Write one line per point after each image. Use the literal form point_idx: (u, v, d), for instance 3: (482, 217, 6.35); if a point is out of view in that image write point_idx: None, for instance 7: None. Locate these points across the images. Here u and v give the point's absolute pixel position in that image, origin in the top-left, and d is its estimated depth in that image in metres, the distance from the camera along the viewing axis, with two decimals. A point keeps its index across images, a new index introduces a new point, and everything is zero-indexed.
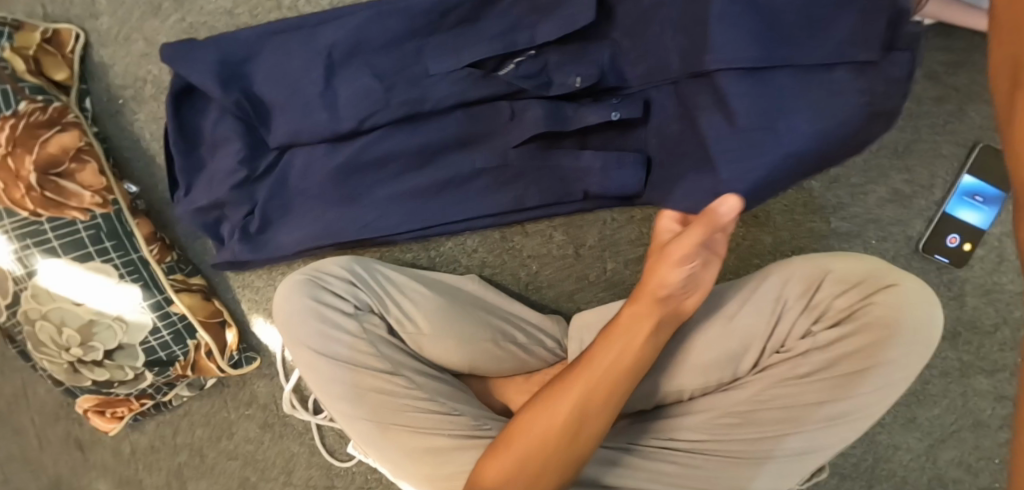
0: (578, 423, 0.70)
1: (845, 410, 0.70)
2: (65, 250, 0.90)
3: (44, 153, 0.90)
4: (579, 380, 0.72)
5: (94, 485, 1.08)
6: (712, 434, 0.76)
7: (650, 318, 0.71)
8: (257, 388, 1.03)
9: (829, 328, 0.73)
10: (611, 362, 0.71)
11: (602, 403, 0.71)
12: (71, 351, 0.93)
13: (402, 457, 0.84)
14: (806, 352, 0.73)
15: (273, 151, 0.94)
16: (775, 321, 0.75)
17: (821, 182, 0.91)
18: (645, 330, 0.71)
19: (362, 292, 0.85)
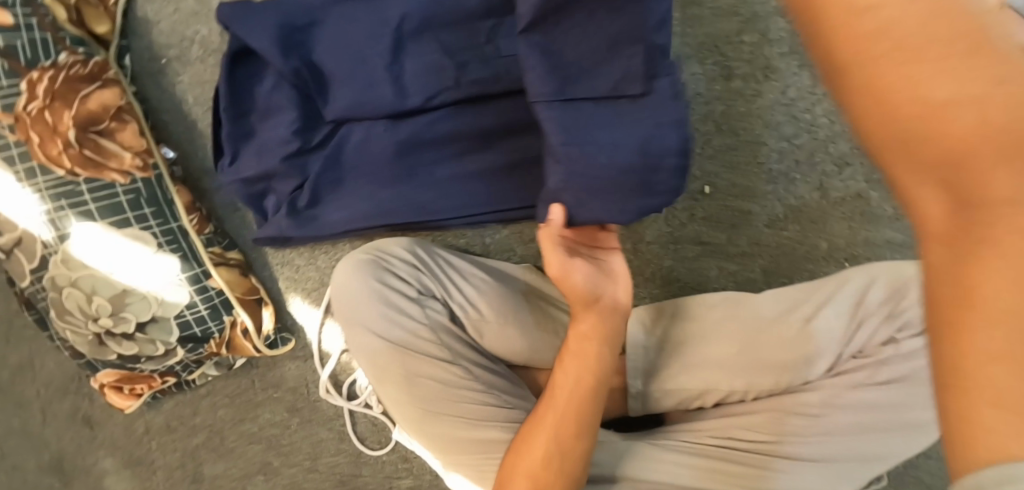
0: (567, 441, 0.74)
1: (925, 419, 0.72)
2: (100, 214, 0.85)
3: (83, 109, 0.85)
4: (551, 404, 0.75)
5: (101, 463, 1.01)
6: (781, 437, 0.75)
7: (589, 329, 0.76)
8: (287, 370, 0.98)
9: (912, 338, 0.73)
10: (574, 384, 0.75)
11: (574, 429, 0.74)
12: (100, 322, 0.87)
13: (450, 450, 0.82)
14: (888, 359, 0.73)
15: (329, 124, 0.90)
16: (854, 328, 0.75)
17: (881, 193, 0.89)
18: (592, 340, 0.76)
19: (426, 276, 0.84)
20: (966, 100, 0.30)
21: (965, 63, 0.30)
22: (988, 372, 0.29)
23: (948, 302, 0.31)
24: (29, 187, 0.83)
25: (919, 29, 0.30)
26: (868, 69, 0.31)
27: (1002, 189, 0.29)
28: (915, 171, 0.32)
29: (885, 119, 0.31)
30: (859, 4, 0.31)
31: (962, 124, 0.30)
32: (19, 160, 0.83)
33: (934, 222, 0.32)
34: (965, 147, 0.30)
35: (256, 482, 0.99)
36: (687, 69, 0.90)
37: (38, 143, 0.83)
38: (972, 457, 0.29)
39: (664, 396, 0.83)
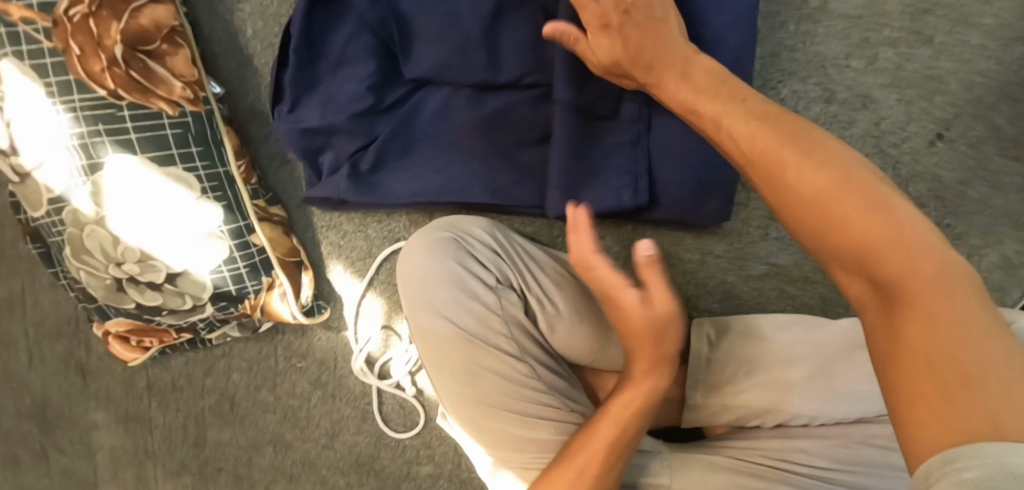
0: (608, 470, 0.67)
1: None
2: (141, 147, 0.75)
3: (133, 24, 0.74)
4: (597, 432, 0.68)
5: (91, 415, 0.95)
6: (840, 462, 0.76)
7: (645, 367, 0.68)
8: (316, 341, 0.91)
9: None
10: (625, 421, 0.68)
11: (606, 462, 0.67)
12: (124, 267, 0.78)
13: (494, 442, 0.77)
14: None
15: (407, 84, 0.82)
16: None
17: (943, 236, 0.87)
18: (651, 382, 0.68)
19: (503, 262, 0.80)
20: (860, 218, 0.44)
21: (852, 196, 0.45)
22: (915, 384, 0.39)
23: (886, 346, 0.42)
24: (62, 105, 0.73)
25: (824, 189, 0.46)
26: (798, 207, 0.47)
27: (899, 268, 0.42)
28: (852, 273, 0.45)
29: (821, 240, 0.46)
30: (771, 159, 0.49)
31: (863, 229, 0.44)
32: (51, 71, 0.72)
33: (866, 307, 0.45)
34: (868, 242, 0.44)
35: (264, 452, 0.94)
36: (789, 85, 0.86)
37: (79, 54, 0.72)
38: (926, 440, 0.37)
39: (723, 411, 0.82)
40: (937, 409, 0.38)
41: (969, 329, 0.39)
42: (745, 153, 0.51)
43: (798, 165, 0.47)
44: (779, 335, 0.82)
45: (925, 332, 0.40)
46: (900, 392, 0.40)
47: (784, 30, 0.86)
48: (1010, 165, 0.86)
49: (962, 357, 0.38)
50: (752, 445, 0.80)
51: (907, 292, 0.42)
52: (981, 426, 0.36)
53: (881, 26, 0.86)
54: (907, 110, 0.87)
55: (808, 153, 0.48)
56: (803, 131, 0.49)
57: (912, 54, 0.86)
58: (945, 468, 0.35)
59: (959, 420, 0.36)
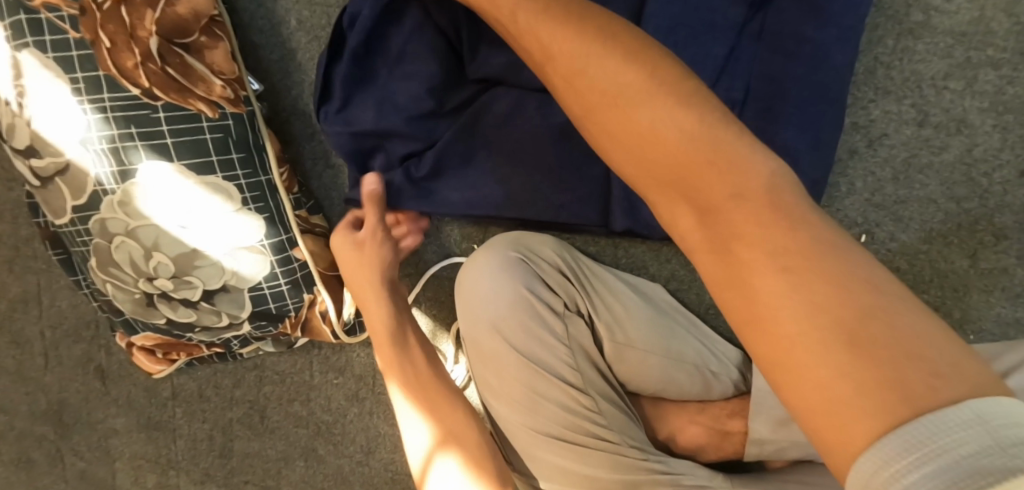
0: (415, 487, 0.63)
1: None
2: (178, 153, 0.67)
3: (171, 13, 0.66)
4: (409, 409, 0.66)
5: (110, 422, 0.89)
6: None
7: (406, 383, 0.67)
8: (355, 356, 0.86)
9: None
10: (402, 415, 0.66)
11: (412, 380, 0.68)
12: (155, 282, 0.71)
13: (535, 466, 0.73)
14: None
15: (470, 85, 0.75)
16: None
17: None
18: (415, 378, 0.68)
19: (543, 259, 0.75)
20: (670, 120, 0.37)
21: (659, 93, 0.38)
22: (795, 355, 0.31)
23: (738, 306, 0.34)
24: (90, 105, 0.65)
25: (620, 82, 0.39)
26: (608, 121, 0.39)
27: (721, 190, 0.36)
28: (671, 201, 0.38)
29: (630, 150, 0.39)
30: (572, 47, 0.41)
31: (677, 137, 0.37)
32: (78, 66, 0.64)
33: (690, 239, 0.37)
34: (686, 161, 0.37)
35: (295, 465, 0.90)
36: (881, 105, 0.81)
37: (109, 47, 0.64)
38: (844, 437, 0.30)
39: (790, 447, 0.77)
40: (833, 379, 0.30)
41: (822, 260, 0.32)
42: (554, 62, 0.42)
43: (603, 70, 0.39)
44: None
45: (775, 274, 0.33)
46: (775, 368, 0.32)
47: (881, 44, 0.80)
48: None
49: (845, 300, 0.31)
50: (816, 480, 0.75)
51: (739, 222, 0.35)
52: (891, 397, 0.29)
53: (985, 44, 0.79)
54: (1003, 137, 0.79)
55: (614, 53, 0.40)
56: (612, 28, 0.42)
57: (1016, 78, 0.78)
58: (882, 478, 0.28)
59: (867, 391, 0.29)
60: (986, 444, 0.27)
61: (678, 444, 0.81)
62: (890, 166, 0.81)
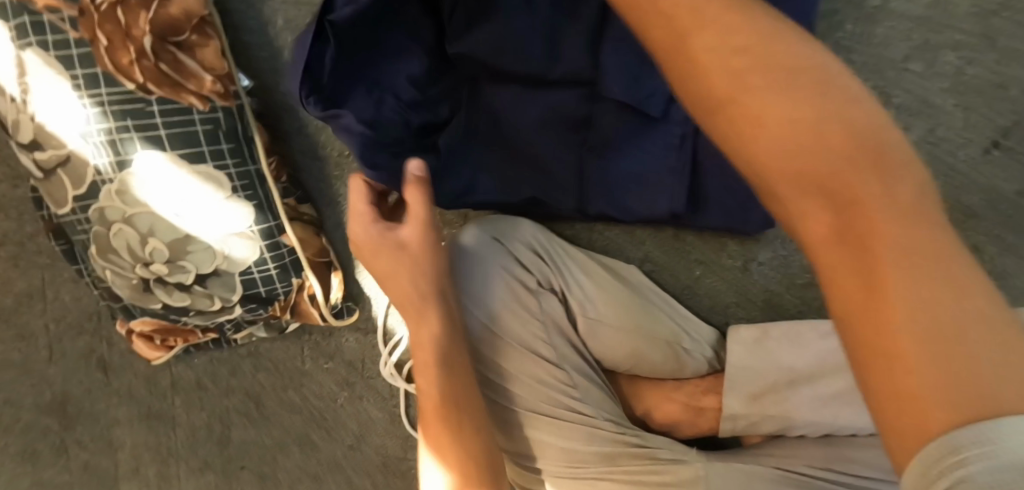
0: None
1: None
2: (171, 143, 0.72)
3: (163, 13, 0.70)
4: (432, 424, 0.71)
5: (112, 412, 0.92)
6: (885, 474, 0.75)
7: (438, 406, 0.70)
8: (345, 342, 0.89)
9: None
10: (434, 435, 0.70)
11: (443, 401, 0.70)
12: (151, 267, 0.75)
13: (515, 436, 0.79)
14: None
15: (452, 78, 0.79)
16: None
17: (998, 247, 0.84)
18: (445, 399, 0.70)
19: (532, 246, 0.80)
20: (806, 109, 0.41)
21: (795, 89, 0.42)
22: (908, 346, 0.34)
23: (857, 287, 0.37)
24: (89, 100, 0.69)
25: (755, 64, 0.42)
26: (746, 103, 0.42)
27: (868, 188, 0.39)
28: (799, 191, 0.40)
29: (757, 134, 0.41)
30: (711, 28, 0.44)
31: (799, 123, 0.41)
32: (78, 63, 0.69)
33: (815, 229, 0.40)
34: (823, 155, 0.40)
35: (289, 452, 0.93)
36: None
37: (107, 46, 0.69)
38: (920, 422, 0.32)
39: (765, 421, 0.80)
40: (933, 372, 0.33)
41: (949, 268, 0.36)
42: (683, 43, 0.45)
43: (734, 51, 0.43)
44: (826, 341, 0.78)
45: (904, 270, 0.36)
46: (884, 353, 0.35)
47: (841, 29, 0.84)
48: None
49: (964, 304, 0.34)
50: (791, 454, 0.79)
51: (878, 222, 0.38)
52: (967, 396, 0.32)
53: (944, 27, 0.82)
54: (966, 116, 0.83)
55: (744, 41, 0.43)
56: (753, 14, 0.45)
57: (976, 59, 0.81)
58: (945, 462, 0.30)
59: (958, 386, 0.32)
60: None
61: (653, 420, 0.85)
62: None
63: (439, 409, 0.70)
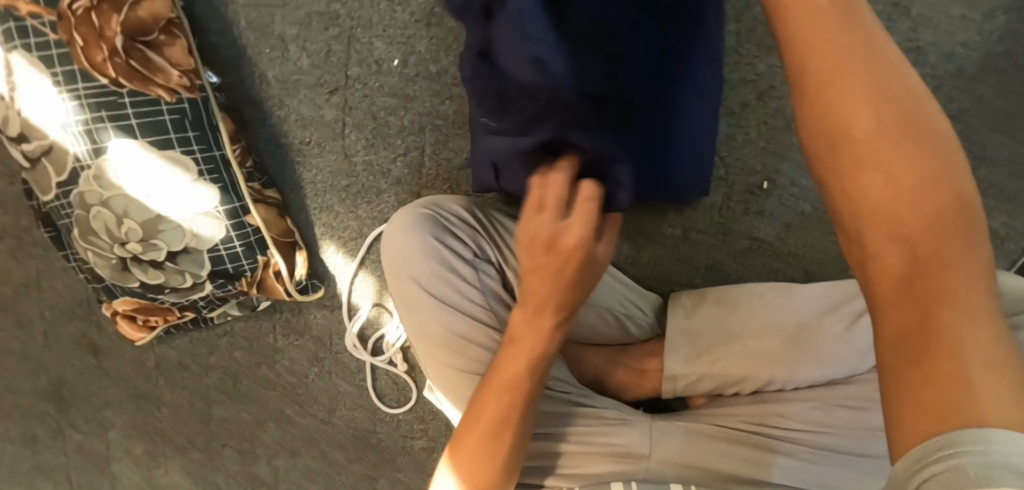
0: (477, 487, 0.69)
1: None
2: (141, 131, 0.79)
3: (132, 16, 0.78)
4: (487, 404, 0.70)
5: (103, 394, 0.99)
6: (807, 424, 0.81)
7: (510, 389, 0.70)
8: (313, 318, 0.96)
9: None
10: (498, 417, 0.69)
11: (514, 386, 0.69)
12: (127, 247, 0.82)
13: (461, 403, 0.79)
14: None
15: (398, 64, 0.87)
16: None
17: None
18: (527, 386, 0.70)
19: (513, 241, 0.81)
20: (906, 171, 0.41)
21: (902, 144, 0.41)
22: (960, 376, 0.36)
23: (911, 328, 0.38)
24: (67, 94, 0.77)
25: (876, 111, 0.42)
26: (857, 147, 0.42)
27: (958, 251, 0.39)
28: (883, 241, 0.41)
29: (856, 185, 0.42)
30: (836, 49, 0.43)
31: (899, 186, 0.41)
32: (58, 62, 0.77)
33: (887, 270, 0.41)
34: (922, 223, 0.40)
35: (267, 428, 0.99)
36: (766, 60, 0.88)
37: (82, 46, 0.77)
38: (931, 421, 0.36)
39: (702, 380, 0.84)
40: (945, 385, 0.36)
41: (979, 331, 0.37)
42: (804, 60, 0.44)
43: (849, 93, 0.42)
44: (759, 302, 0.84)
45: (975, 342, 0.36)
46: (912, 375, 0.38)
47: None
48: (996, 137, 0.90)
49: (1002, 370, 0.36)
50: (730, 412, 0.84)
51: (949, 292, 0.38)
52: (955, 411, 0.35)
53: None
54: None
55: (862, 78, 0.42)
56: (876, 53, 0.43)
57: (891, 28, 0.88)
58: (943, 451, 0.34)
59: (963, 400, 0.35)
60: None
61: (602, 383, 0.89)
62: (783, 115, 0.89)
63: (512, 393, 0.69)
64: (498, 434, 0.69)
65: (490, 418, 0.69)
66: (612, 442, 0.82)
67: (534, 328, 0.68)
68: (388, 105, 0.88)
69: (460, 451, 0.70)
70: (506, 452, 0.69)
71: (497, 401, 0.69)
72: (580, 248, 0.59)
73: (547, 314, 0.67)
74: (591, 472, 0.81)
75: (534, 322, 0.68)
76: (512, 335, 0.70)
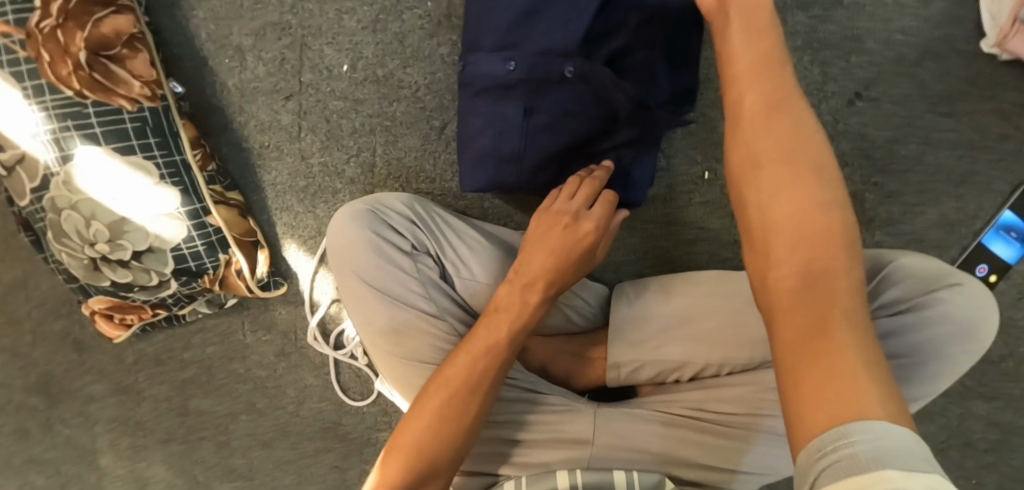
0: (444, 439, 0.68)
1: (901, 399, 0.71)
2: (105, 139, 0.85)
3: (95, 32, 0.84)
4: (457, 364, 0.72)
5: (87, 389, 1.04)
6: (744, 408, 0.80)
7: (485, 350, 0.72)
8: (279, 314, 1.01)
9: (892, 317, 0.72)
10: (472, 373, 0.71)
11: (487, 350, 0.72)
12: (96, 247, 0.88)
13: (406, 391, 0.81)
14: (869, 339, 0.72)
15: (345, 69, 0.93)
16: None
17: (876, 195, 0.92)
18: (499, 349, 0.73)
19: (451, 237, 0.85)
20: (799, 195, 0.57)
21: (806, 181, 0.58)
22: (836, 356, 0.46)
23: (801, 318, 0.50)
24: (36, 106, 0.83)
25: (793, 155, 0.59)
26: (770, 176, 0.59)
27: (835, 258, 0.53)
28: (785, 248, 0.55)
29: (768, 207, 0.58)
30: (771, 106, 0.61)
31: (798, 210, 0.56)
32: (27, 76, 0.82)
33: (779, 268, 0.54)
34: (820, 236, 0.54)
35: (240, 420, 1.03)
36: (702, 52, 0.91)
37: (49, 61, 0.82)
38: (837, 415, 0.43)
39: (643, 367, 0.86)
40: (835, 380, 0.45)
41: (850, 326, 0.48)
42: (743, 114, 0.62)
43: (773, 137, 0.60)
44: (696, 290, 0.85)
45: (842, 318, 0.49)
46: (807, 367, 0.47)
47: None
48: (940, 121, 0.91)
49: (855, 343, 0.47)
50: (673, 397, 0.85)
51: (826, 285, 0.51)
52: (849, 409, 0.43)
53: None
54: (825, 71, 0.91)
55: (779, 126, 0.61)
56: (804, 121, 0.61)
57: (825, 17, 0.90)
58: (841, 441, 0.41)
59: (853, 401, 0.43)
60: (914, 445, 0.40)
61: (549, 373, 0.91)
62: (720, 106, 0.91)
63: (486, 354, 0.72)
64: (467, 394, 0.70)
65: (463, 374, 0.71)
66: (558, 429, 0.83)
67: (520, 296, 0.75)
68: (339, 108, 0.93)
69: (422, 413, 0.69)
70: (472, 413, 0.70)
71: (467, 360, 0.72)
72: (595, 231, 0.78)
73: (539, 284, 0.76)
74: (537, 460, 0.82)
75: (521, 290, 0.76)
76: (495, 304, 0.76)
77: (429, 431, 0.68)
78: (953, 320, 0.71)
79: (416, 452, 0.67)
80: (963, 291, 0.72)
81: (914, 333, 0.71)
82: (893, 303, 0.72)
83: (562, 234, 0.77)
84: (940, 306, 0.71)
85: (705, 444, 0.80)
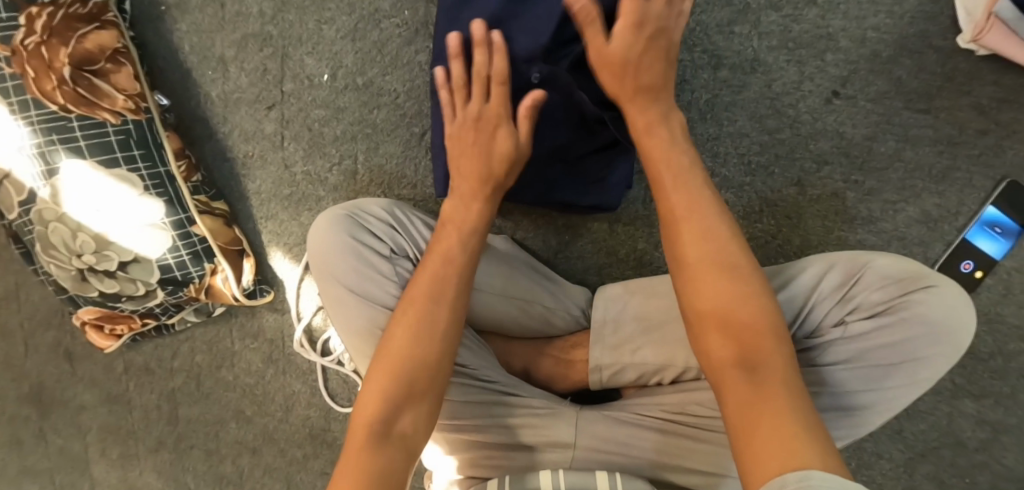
0: (416, 353, 0.67)
1: (870, 402, 0.71)
2: (90, 152, 0.87)
3: (79, 48, 0.86)
4: (419, 284, 0.71)
5: (79, 399, 1.05)
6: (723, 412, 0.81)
7: (443, 259, 0.72)
8: (266, 321, 1.02)
9: (863, 319, 0.73)
10: (431, 285, 0.70)
11: (446, 262, 0.72)
12: (83, 258, 0.90)
13: None
14: (833, 340, 0.73)
15: (326, 76, 0.94)
16: (808, 309, 0.74)
17: (857, 193, 0.92)
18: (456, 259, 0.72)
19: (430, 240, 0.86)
20: (724, 284, 0.59)
21: (734, 270, 0.60)
22: (780, 422, 0.50)
23: (745, 394, 0.53)
24: (22, 121, 0.85)
25: (717, 249, 0.61)
26: (704, 266, 0.61)
27: (767, 339, 0.57)
28: (720, 336, 0.58)
29: (703, 297, 0.60)
30: (690, 197, 0.64)
31: (729, 301, 0.59)
32: (12, 92, 0.85)
33: (719, 353, 0.57)
34: (752, 327, 0.57)
35: (229, 428, 1.04)
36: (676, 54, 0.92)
37: (34, 77, 0.84)
38: (779, 460, 0.48)
39: (625, 370, 0.87)
40: (781, 439, 0.49)
41: (789, 399, 0.52)
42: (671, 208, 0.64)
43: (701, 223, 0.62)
44: None
45: (784, 394, 0.52)
46: (752, 432, 0.51)
47: None
48: (917, 117, 0.91)
49: (797, 414, 0.51)
50: (654, 401, 0.85)
51: (766, 367, 0.55)
52: (789, 458, 0.47)
53: None
54: (800, 70, 0.91)
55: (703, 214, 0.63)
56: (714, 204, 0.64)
57: (799, 16, 0.90)
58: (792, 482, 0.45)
59: (791, 453, 0.47)
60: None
61: (532, 377, 0.92)
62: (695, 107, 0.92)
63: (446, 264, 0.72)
64: (435, 304, 0.69)
65: (424, 289, 0.70)
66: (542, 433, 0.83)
67: (463, 205, 0.75)
68: (321, 117, 0.95)
69: (393, 341, 0.67)
70: (444, 318, 0.69)
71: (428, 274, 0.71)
72: (502, 118, 0.74)
73: (469, 184, 0.75)
74: (520, 462, 0.81)
75: (464, 200, 0.76)
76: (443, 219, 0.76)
77: (400, 346, 0.67)
78: (931, 319, 0.70)
79: (389, 376, 0.66)
80: (939, 292, 0.71)
81: (885, 335, 0.71)
82: (871, 306, 0.73)
83: (465, 140, 0.75)
84: (913, 307, 0.71)
85: (686, 448, 0.80)
